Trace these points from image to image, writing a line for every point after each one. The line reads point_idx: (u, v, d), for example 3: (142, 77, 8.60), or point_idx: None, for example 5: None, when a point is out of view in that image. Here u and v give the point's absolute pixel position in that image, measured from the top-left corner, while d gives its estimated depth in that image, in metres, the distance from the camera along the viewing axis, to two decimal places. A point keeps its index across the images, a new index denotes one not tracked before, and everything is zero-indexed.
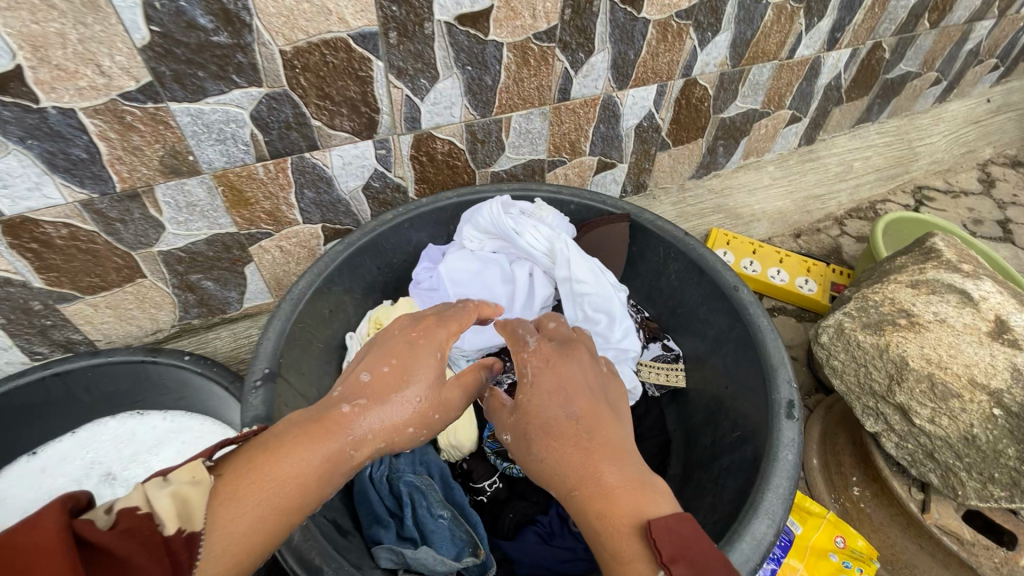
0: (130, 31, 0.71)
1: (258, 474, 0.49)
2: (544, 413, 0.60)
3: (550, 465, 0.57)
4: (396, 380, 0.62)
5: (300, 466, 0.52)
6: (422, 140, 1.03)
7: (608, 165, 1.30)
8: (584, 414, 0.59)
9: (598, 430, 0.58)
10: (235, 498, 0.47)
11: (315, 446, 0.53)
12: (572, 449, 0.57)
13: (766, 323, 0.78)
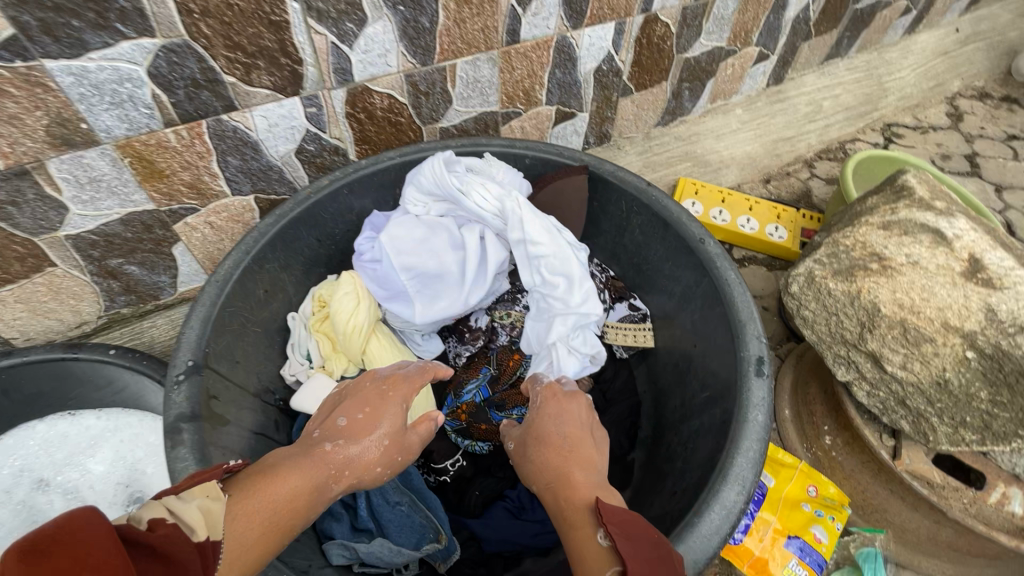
0: None
1: (259, 498, 0.49)
2: (541, 426, 0.63)
3: (537, 477, 0.59)
4: (381, 423, 0.64)
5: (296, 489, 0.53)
6: (357, 94, 0.92)
7: (568, 115, 1.21)
8: (573, 436, 0.61)
9: (583, 450, 0.60)
10: (244, 514, 0.47)
11: (301, 474, 0.54)
12: (554, 454, 0.59)
13: (734, 277, 0.74)
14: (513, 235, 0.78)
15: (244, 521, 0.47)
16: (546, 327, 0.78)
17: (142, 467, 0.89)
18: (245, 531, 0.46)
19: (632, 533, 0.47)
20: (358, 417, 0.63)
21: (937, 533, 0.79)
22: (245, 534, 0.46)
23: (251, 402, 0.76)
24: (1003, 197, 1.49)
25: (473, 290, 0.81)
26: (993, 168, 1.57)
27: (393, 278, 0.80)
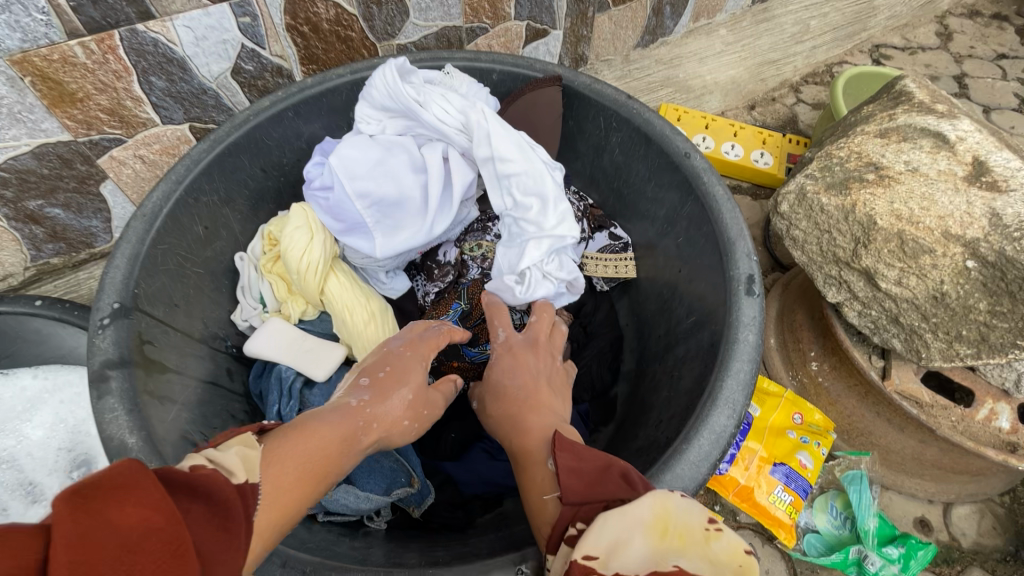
0: None
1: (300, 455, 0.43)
2: (494, 379, 0.61)
3: (495, 429, 0.57)
4: (414, 379, 0.57)
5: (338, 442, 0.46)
6: (298, 2, 0.80)
7: (540, 32, 1.10)
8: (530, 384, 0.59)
9: (544, 396, 0.58)
10: (279, 460, 0.41)
11: (338, 425, 0.47)
12: (510, 405, 0.57)
13: (722, 192, 0.67)
14: (480, 152, 0.70)
15: (284, 470, 0.40)
16: (519, 254, 0.72)
17: (87, 428, 0.81)
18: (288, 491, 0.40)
19: (585, 462, 0.45)
20: (382, 374, 0.56)
21: (922, 453, 0.78)
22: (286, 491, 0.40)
23: (198, 349, 0.69)
24: (991, 118, 1.44)
25: (438, 217, 0.74)
26: (982, 88, 1.51)
27: (347, 206, 0.72)
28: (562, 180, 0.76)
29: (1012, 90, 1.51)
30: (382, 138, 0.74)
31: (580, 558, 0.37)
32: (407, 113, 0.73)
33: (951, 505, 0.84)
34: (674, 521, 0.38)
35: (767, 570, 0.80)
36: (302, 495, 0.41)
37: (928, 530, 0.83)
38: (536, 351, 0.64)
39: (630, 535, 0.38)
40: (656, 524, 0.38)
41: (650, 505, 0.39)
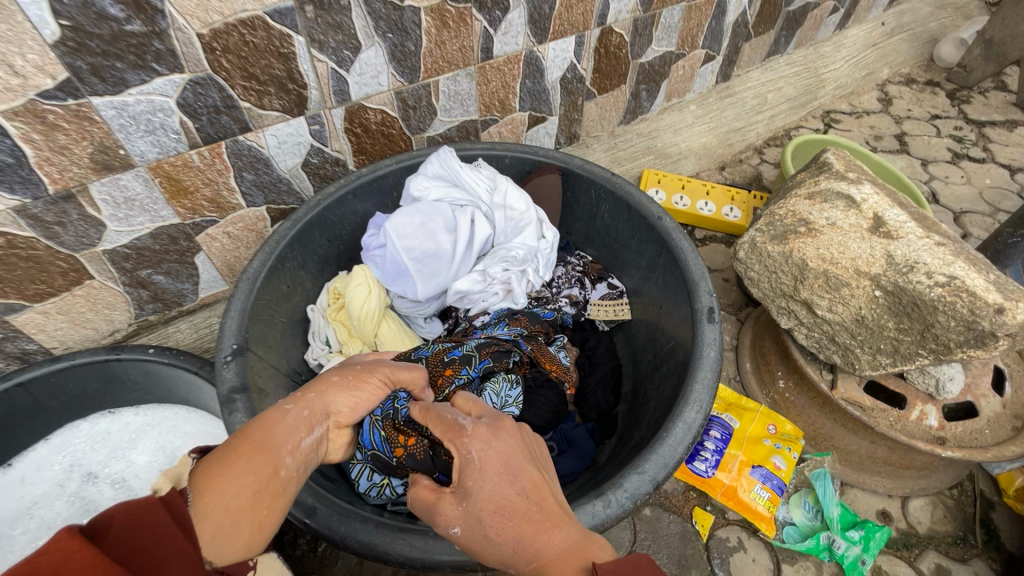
0: (39, 28, 0.70)
1: (236, 448, 0.47)
2: (489, 493, 0.49)
3: (501, 556, 0.48)
4: (357, 368, 0.63)
5: (276, 428, 0.50)
6: (354, 112, 1.05)
7: (540, 119, 1.36)
8: (533, 488, 0.50)
9: (549, 503, 0.50)
10: (213, 456, 0.46)
11: (279, 414, 0.52)
12: (525, 527, 0.48)
13: (688, 246, 0.88)
14: (500, 205, 0.99)
15: (223, 462, 0.46)
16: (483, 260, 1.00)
17: (180, 455, 0.99)
18: (232, 479, 0.45)
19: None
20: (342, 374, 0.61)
21: (875, 452, 0.94)
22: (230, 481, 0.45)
23: (284, 380, 0.88)
24: (929, 169, 1.67)
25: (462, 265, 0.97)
26: (920, 144, 1.76)
27: (395, 260, 0.92)
28: (553, 232, 1.06)
29: (946, 145, 1.76)
30: (425, 202, 0.94)
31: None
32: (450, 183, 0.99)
33: (907, 499, 0.99)
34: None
35: (754, 558, 0.93)
36: (242, 471, 0.46)
37: (889, 520, 0.97)
38: (512, 432, 0.53)
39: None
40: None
41: None
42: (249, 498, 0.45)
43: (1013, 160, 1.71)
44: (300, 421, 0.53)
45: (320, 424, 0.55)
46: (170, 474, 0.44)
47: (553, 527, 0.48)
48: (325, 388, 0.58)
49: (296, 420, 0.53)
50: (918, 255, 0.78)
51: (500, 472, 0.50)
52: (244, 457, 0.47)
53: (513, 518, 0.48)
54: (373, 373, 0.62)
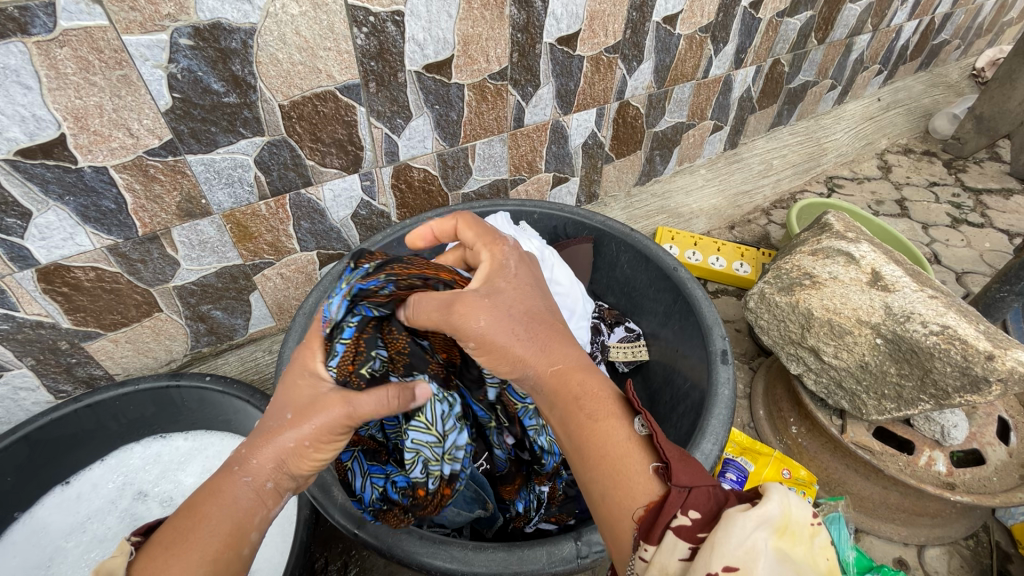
0: (156, 99, 0.83)
1: (185, 527, 0.56)
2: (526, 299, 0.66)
3: (532, 343, 0.63)
4: (311, 402, 0.63)
5: (238, 503, 0.59)
6: (401, 170, 1.18)
7: (563, 179, 1.49)
8: (555, 315, 0.68)
9: (565, 335, 0.66)
10: (160, 549, 0.54)
11: (231, 492, 0.59)
12: (547, 333, 0.64)
13: (701, 294, 0.97)
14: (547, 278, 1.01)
15: (167, 552, 0.53)
16: None
17: None
18: (184, 561, 0.53)
19: (676, 450, 0.55)
20: (289, 417, 0.63)
21: (888, 498, 0.98)
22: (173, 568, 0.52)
23: None
24: (930, 232, 1.77)
25: None
26: (920, 209, 1.88)
27: None
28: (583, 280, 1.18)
29: (945, 211, 1.87)
30: None
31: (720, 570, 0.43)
32: None
33: (923, 547, 1.02)
34: (788, 520, 0.46)
35: None
36: (192, 553, 0.54)
37: (905, 568, 0.99)
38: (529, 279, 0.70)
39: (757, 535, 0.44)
40: (773, 523, 0.45)
41: (775, 508, 0.46)
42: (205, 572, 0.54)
43: (1010, 226, 1.81)
44: (264, 496, 0.61)
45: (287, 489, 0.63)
46: (105, 570, 0.51)
47: (576, 347, 0.64)
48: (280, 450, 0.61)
49: (257, 493, 0.60)
50: (913, 306, 0.87)
51: (532, 289, 0.68)
52: (193, 542, 0.54)
53: (538, 320, 0.64)
54: (325, 425, 0.62)
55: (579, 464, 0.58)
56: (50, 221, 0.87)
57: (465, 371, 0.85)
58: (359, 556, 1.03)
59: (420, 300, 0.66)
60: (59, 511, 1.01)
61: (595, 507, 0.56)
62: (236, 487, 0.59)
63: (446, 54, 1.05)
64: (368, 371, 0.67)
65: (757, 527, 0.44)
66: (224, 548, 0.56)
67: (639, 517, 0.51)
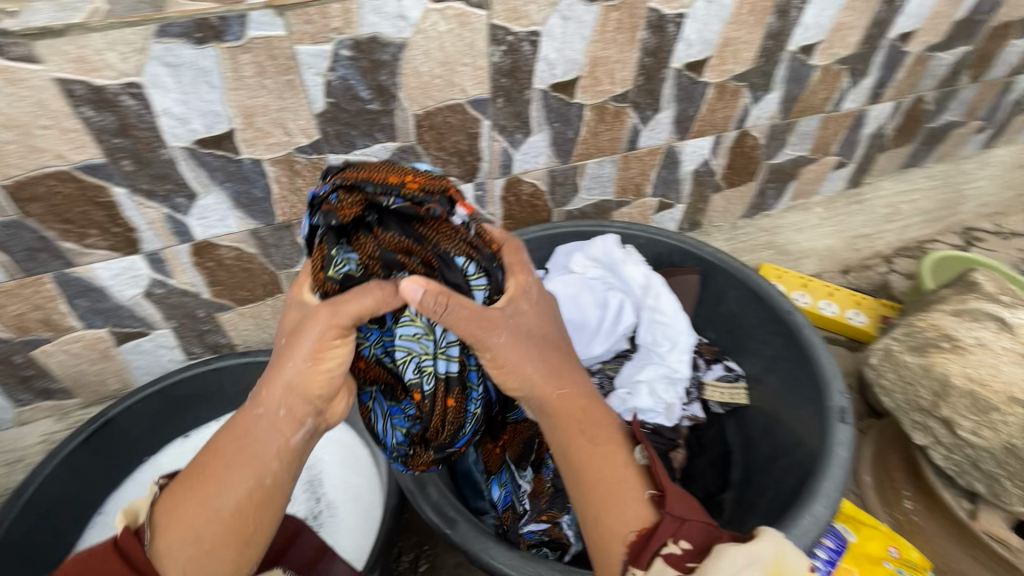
0: (311, 102, 0.91)
1: (206, 468, 0.70)
2: (542, 327, 0.82)
3: (541, 368, 0.79)
4: (298, 329, 0.72)
5: (258, 431, 0.71)
6: (512, 183, 1.21)
7: (668, 205, 1.46)
8: (560, 347, 0.84)
9: (569, 372, 0.82)
10: (181, 488, 0.70)
11: (245, 421, 0.72)
12: (552, 361, 0.81)
13: (819, 343, 0.92)
14: (652, 305, 1.01)
15: (194, 490, 0.70)
16: (636, 366, 0.98)
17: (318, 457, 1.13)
18: (210, 499, 0.68)
19: (668, 484, 0.72)
20: (285, 342, 0.72)
21: None
22: (191, 506, 0.68)
23: None
24: None
25: (601, 342, 1.01)
26: None
27: None
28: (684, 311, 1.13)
29: None
30: (583, 278, 1.03)
31: None
32: (607, 265, 1.05)
33: None
34: (783, 565, 0.61)
35: None
36: (213, 487, 0.69)
37: None
38: (546, 305, 0.84)
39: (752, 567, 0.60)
40: (768, 564, 0.61)
41: (771, 554, 0.61)
42: (231, 509, 0.68)
43: None
44: (275, 421, 0.71)
45: (310, 415, 0.73)
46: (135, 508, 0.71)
47: (579, 377, 0.83)
48: (287, 376, 0.71)
49: (273, 423, 0.71)
50: None
51: (547, 318, 0.84)
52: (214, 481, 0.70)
53: (546, 350, 0.81)
54: (311, 350, 0.70)
55: (575, 479, 0.76)
56: (210, 203, 0.98)
57: (444, 270, 0.77)
58: (430, 552, 1.05)
59: (449, 308, 0.70)
60: (178, 460, 1.12)
61: (589, 529, 0.73)
62: (245, 419, 0.72)
63: (573, 75, 1.07)
64: (339, 274, 0.72)
65: (751, 563, 0.60)
66: (245, 487, 0.69)
67: (630, 541, 0.68)
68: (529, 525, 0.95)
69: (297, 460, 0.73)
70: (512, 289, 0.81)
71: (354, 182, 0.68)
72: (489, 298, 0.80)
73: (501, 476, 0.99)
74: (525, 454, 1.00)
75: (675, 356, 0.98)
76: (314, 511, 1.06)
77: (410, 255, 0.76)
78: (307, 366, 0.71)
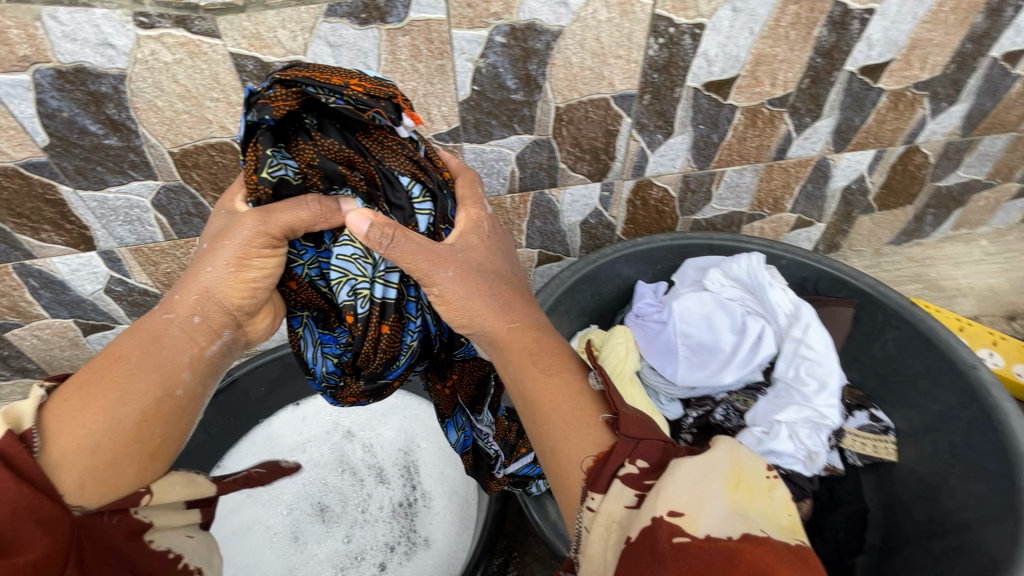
0: (458, 89, 0.89)
1: (105, 370, 0.58)
2: (495, 258, 0.71)
3: (493, 299, 0.68)
4: (224, 230, 0.64)
5: (168, 336, 0.62)
6: (642, 186, 1.14)
7: (806, 223, 1.32)
8: (507, 277, 0.71)
9: (519, 302, 0.70)
10: (77, 390, 0.57)
11: (155, 325, 0.62)
12: (500, 288, 0.69)
13: (1014, 408, 0.77)
14: (798, 338, 0.91)
15: (101, 391, 0.57)
16: (775, 404, 0.89)
17: (418, 444, 1.12)
18: (121, 400, 0.57)
19: (647, 422, 0.60)
20: (207, 243, 0.65)
21: None
22: (99, 403, 0.56)
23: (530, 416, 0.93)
24: None
25: (733, 370, 0.93)
26: None
27: (669, 339, 0.96)
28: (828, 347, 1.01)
29: None
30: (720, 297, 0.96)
31: (667, 516, 0.49)
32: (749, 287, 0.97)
33: None
34: (742, 474, 0.54)
35: None
36: (120, 386, 0.57)
37: None
38: (498, 238, 0.73)
39: (710, 479, 0.52)
40: (729, 477, 0.53)
41: (725, 458, 0.55)
42: (142, 413, 0.58)
43: None
44: (190, 328, 0.63)
45: (221, 326, 0.65)
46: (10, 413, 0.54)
47: (533, 309, 0.71)
48: (205, 281, 0.64)
49: (183, 331, 0.63)
50: None
51: (506, 253, 0.73)
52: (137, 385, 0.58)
53: (496, 281, 0.70)
54: (242, 244, 0.62)
55: (534, 417, 0.64)
56: None
57: (388, 191, 0.67)
58: (520, 560, 1.03)
59: (396, 241, 0.62)
60: (289, 427, 1.15)
61: (546, 462, 0.62)
62: (160, 323, 0.62)
63: (732, 73, 0.97)
64: (274, 177, 0.62)
65: (702, 474, 0.52)
66: (150, 397, 0.58)
67: (587, 466, 0.58)
68: (505, 467, 0.89)
69: (210, 375, 0.64)
70: (461, 225, 0.71)
71: (297, 77, 0.58)
72: (433, 228, 0.70)
73: (457, 419, 0.86)
74: (480, 396, 0.87)
75: (820, 398, 0.87)
76: (409, 498, 1.06)
77: (352, 168, 0.65)
78: (227, 272, 0.64)
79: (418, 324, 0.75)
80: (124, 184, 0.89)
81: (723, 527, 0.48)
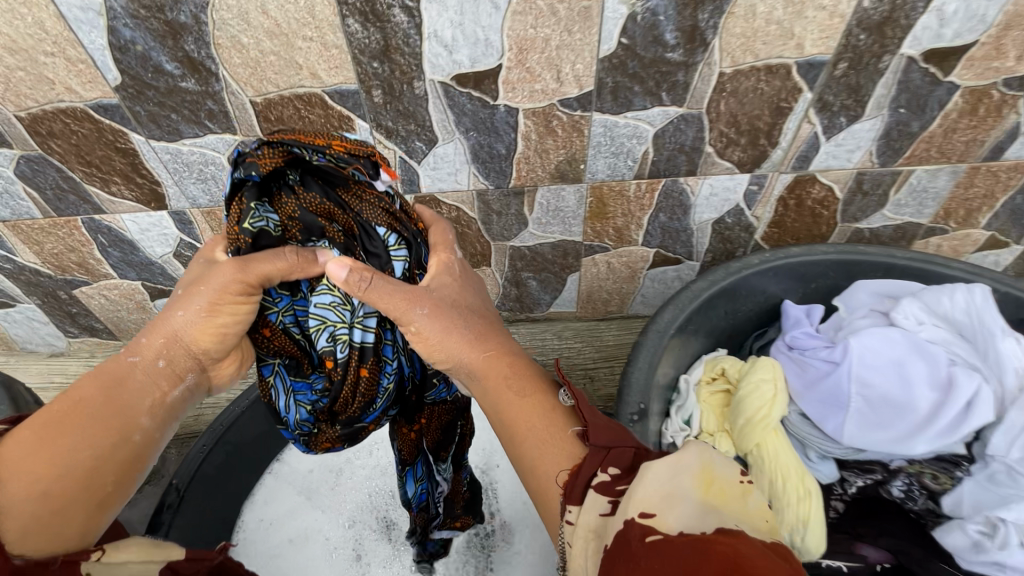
0: (601, 42, 0.70)
1: (62, 412, 0.50)
2: (467, 292, 0.60)
3: (466, 331, 0.57)
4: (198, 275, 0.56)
5: (130, 383, 0.54)
6: (801, 182, 0.90)
7: (999, 244, 1.04)
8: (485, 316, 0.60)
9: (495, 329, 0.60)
10: (30, 430, 0.48)
11: (117, 369, 0.54)
12: (477, 322, 0.58)
13: None
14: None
15: (54, 432, 0.48)
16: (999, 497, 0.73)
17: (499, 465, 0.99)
18: (76, 442, 0.49)
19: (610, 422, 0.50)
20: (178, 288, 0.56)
21: None
22: (56, 446, 0.48)
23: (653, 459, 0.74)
24: None
25: (929, 436, 0.77)
26: None
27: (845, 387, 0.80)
28: None
29: None
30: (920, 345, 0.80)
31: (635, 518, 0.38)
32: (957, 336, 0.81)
33: None
34: (716, 472, 0.42)
35: None
36: (75, 430, 0.49)
37: None
38: (474, 280, 0.62)
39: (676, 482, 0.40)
40: (697, 475, 0.41)
41: (694, 455, 0.42)
42: (96, 455, 0.49)
43: None
44: (156, 373, 0.55)
45: (186, 371, 0.57)
46: None
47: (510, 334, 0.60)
48: (174, 324, 0.55)
49: (148, 375, 0.55)
50: None
51: (481, 292, 0.62)
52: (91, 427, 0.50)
53: (476, 318, 0.58)
54: (216, 290, 0.54)
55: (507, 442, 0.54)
56: (447, 152, 0.82)
57: (364, 240, 0.57)
58: None
59: (375, 284, 0.53)
60: None
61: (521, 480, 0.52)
62: (122, 369, 0.54)
63: (967, 39, 0.72)
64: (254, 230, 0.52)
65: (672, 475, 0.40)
66: (107, 442, 0.50)
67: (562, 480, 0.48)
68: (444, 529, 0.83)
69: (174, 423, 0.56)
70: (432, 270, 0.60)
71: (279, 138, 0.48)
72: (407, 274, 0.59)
73: (417, 470, 0.76)
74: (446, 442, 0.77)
75: None
76: (486, 527, 0.95)
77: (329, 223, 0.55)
78: (199, 316, 0.55)
79: (396, 366, 0.64)
80: (199, 136, 0.77)
81: (695, 524, 0.37)
